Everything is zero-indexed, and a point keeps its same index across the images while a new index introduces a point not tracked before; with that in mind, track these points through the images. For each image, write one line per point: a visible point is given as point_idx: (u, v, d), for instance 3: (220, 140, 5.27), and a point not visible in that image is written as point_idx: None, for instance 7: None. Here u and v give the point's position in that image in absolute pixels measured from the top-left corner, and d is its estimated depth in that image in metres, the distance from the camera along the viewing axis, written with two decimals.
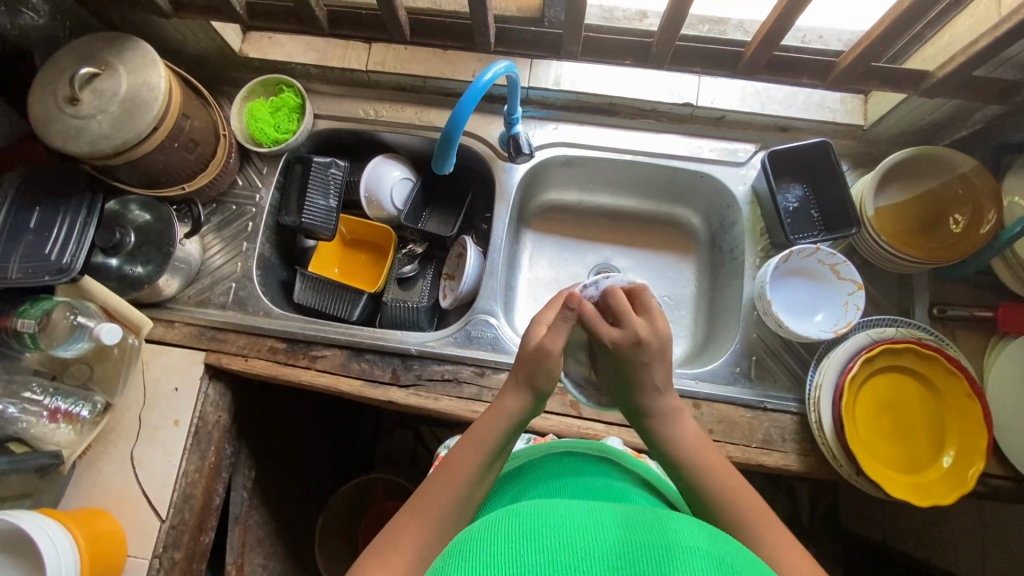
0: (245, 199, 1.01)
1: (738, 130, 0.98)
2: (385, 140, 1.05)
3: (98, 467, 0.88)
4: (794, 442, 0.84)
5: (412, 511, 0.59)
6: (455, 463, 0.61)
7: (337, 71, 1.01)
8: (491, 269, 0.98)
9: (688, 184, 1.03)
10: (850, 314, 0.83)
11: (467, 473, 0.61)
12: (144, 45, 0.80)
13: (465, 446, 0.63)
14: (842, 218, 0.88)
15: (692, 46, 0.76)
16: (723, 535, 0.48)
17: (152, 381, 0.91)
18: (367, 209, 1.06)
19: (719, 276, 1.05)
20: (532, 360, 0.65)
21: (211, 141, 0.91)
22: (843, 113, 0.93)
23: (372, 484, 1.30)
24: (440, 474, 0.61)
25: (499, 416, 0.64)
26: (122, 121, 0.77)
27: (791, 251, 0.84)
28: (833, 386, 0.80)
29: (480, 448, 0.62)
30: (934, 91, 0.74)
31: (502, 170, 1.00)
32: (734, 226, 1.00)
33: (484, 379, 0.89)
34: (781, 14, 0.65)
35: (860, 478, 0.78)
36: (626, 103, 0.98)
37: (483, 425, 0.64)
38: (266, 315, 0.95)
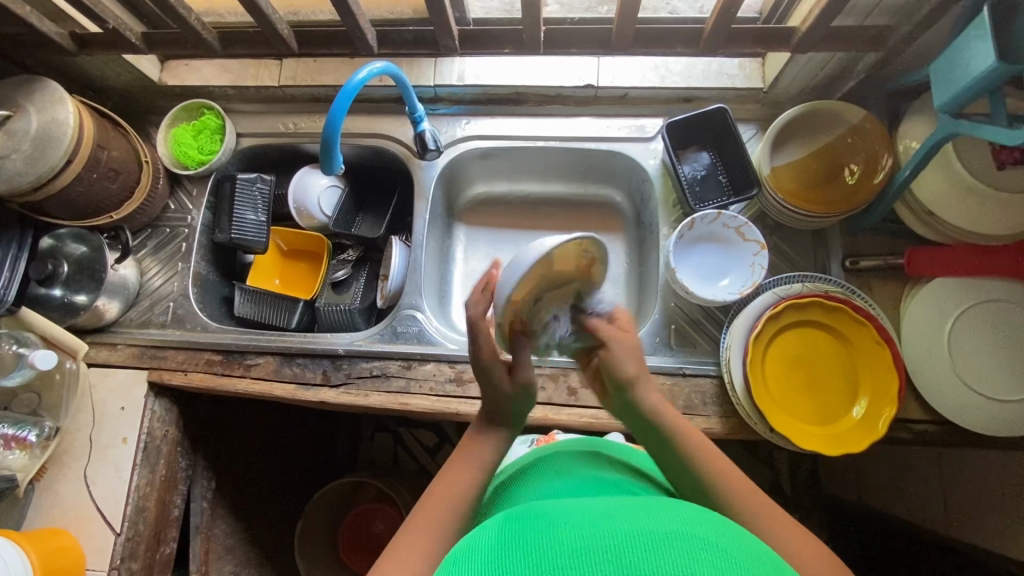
0: (179, 221, 1.05)
1: (644, 106, 0.99)
2: (310, 151, 1.08)
3: (54, 489, 0.92)
4: (716, 406, 0.85)
5: (414, 532, 0.57)
6: (450, 481, 0.61)
7: (252, 90, 1.04)
8: (415, 267, 1.00)
9: (605, 164, 1.05)
10: (756, 275, 0.83)
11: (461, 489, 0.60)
12: (53, 84, 0.84)
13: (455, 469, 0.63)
14: (746, 180, 0.89)
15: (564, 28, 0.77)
16: (708, 516, 0.47)
17: (98, 403, 0.95)
18: (299, 220, 1.10)
19: (645, 250, 1.06)
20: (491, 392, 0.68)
21: (133, 168, 0.95)
22: (742, 78, 0.94)
23: (359, 486, 1.32)
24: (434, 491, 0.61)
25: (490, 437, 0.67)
26: (35, 157, 0.81)
27: (694, 217, 0.86)
28: (742, 346, 0.81)
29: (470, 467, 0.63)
30: (803, 46, 0.74)
31: (420, 168, 1.02)
32: (650, 201, 1.01)
33: (411, 371, 0.91)
34: None
35: (774, 435, 0.78)
36: (531, 90, 1.00)
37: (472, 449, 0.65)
38: (203, 330, 0.99)
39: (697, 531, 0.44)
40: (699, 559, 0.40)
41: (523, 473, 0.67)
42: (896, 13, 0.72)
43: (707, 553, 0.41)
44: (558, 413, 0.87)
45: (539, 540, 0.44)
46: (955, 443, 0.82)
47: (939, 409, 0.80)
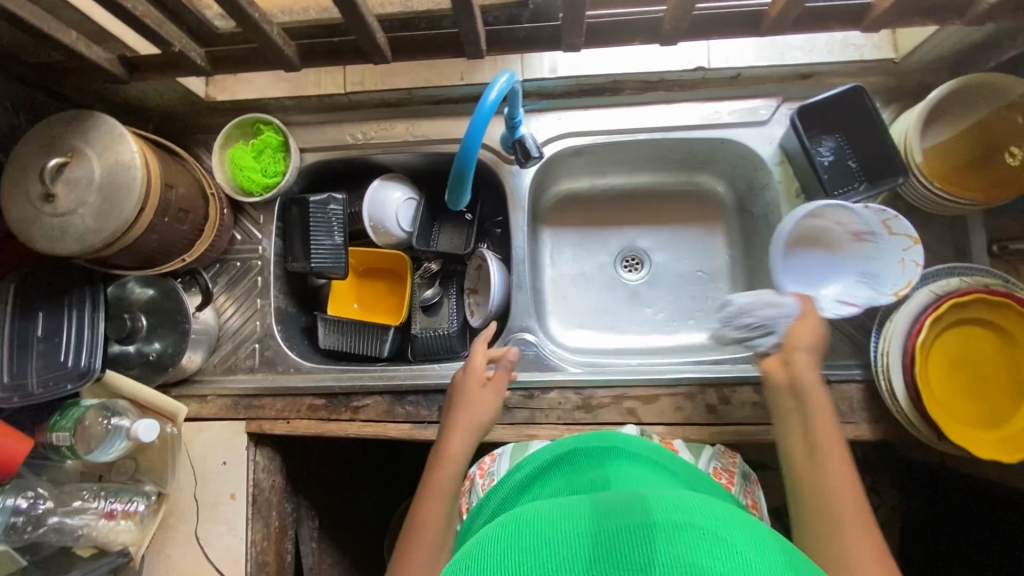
0: (249, 253, 0.95)
1: (758, 86, 0.90)
2: (381, 162, 0.98)
3: (166, 553, 0.87)
4: (864, 411, 0.82)
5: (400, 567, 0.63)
6: (427, 510, 0.67)
7: (314, 99, 0.92)
8: (518, 284, 0.93)
9: (708, 152, 0.96)
10: (879, 283, 0.81)
11: (438, 522, 0.66)
12: (110, 120, 0.73)
13: (429, 498, 0.68)
14: (884, 166, 0.82)
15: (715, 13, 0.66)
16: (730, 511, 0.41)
17: (198, 459, 0.89)
18: (375, 238, 1.00)
19: (755, 242, 0.99)
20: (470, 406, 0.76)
21: (201, 205, 0.85)
22: (870, 49, 0.85)
23: None
24: (413, 530, 0.66)
25: (449, 463, 0.71)
26: (105, 211, 0.70)
27: (823, 207, 0.81)
28: (902, 352, 0.76)
29: (443, 493, 0.68)
30: (985, 18, 0.65)
31: (510, 175, 0.93)
32: (764, 190, 0.94)
33: (534, 401, 0.85)
34: None
35: (942, 442, 0.75)
36: (630, 78, 0.90)
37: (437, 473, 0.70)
38: (298, 371, 0.92)
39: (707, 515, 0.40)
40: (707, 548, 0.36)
41: (544, 471, 0.61)
42: None
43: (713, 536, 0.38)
44: (697, 433, 0.82)
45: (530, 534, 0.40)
46: None
47: None
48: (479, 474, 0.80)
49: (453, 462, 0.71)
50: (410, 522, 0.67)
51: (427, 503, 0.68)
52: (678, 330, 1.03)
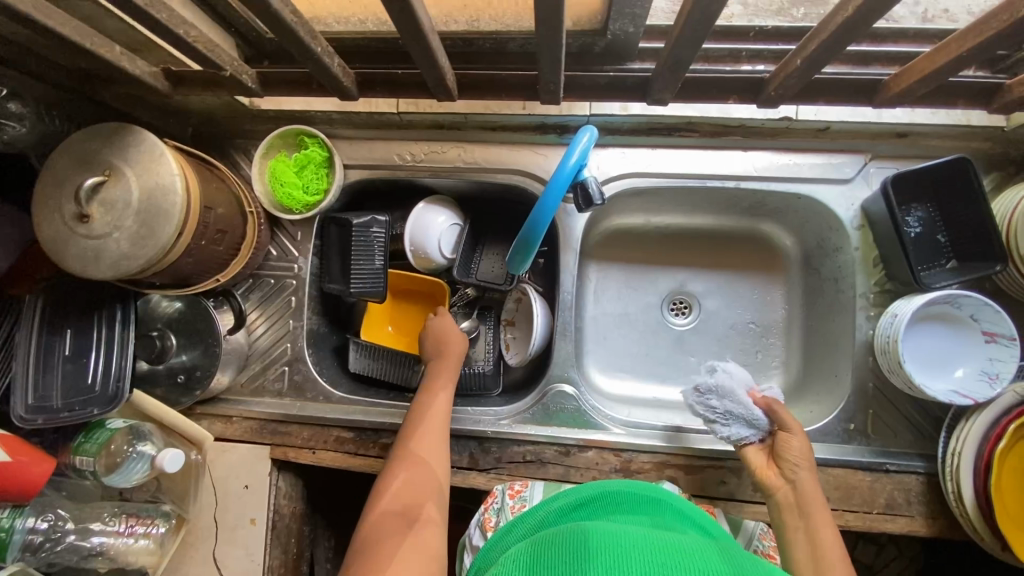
0: (284, 270, 0.91)
1: (846, 141, 0.82)
2: (427, 185, 0.92)
3: (183, 573, 0.86)
4: (921, 505, 0.77)
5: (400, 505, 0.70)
6: (427, 452, 0.75)
7: (363, 115, 0.86)
8: (561, 330, 0.87)
9: (779, 204, 0.89)
10: (975, 390, 0.71)
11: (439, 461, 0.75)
12: (150, 137, 0.68)
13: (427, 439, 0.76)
14: (979, 248, 0.75)
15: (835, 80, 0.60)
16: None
17: (220, 481, 0.87)
18: (413, 261, 0.95)
19: (816, 303, 0.92)
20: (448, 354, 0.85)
21: (238, 224, 0.81)
22: (979, 113, 0.77)
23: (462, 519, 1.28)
24: (412, 469, 0.74)
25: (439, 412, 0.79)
26: (142, 237, 0.66)
27: (946, 292, 0.72)
28: (975, 455, 0.70)
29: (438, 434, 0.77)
30: None
31: (564, 214, 0.87)
32: (837, 253, 0.87)
33: (570, 458, 0.81)
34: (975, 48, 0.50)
35: (1007, 554, 0.70)
36: (707, 121, 0.82)
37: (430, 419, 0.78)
38: (327, 400, 0.88)
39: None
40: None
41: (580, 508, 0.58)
42: None
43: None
44: (740, 511, 0.78)
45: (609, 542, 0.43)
46: None
47: None
48: (510, 494, 0.77)
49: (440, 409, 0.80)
50: (403, 461, 0.75)
51: (424, 439, 0.77)
52: None
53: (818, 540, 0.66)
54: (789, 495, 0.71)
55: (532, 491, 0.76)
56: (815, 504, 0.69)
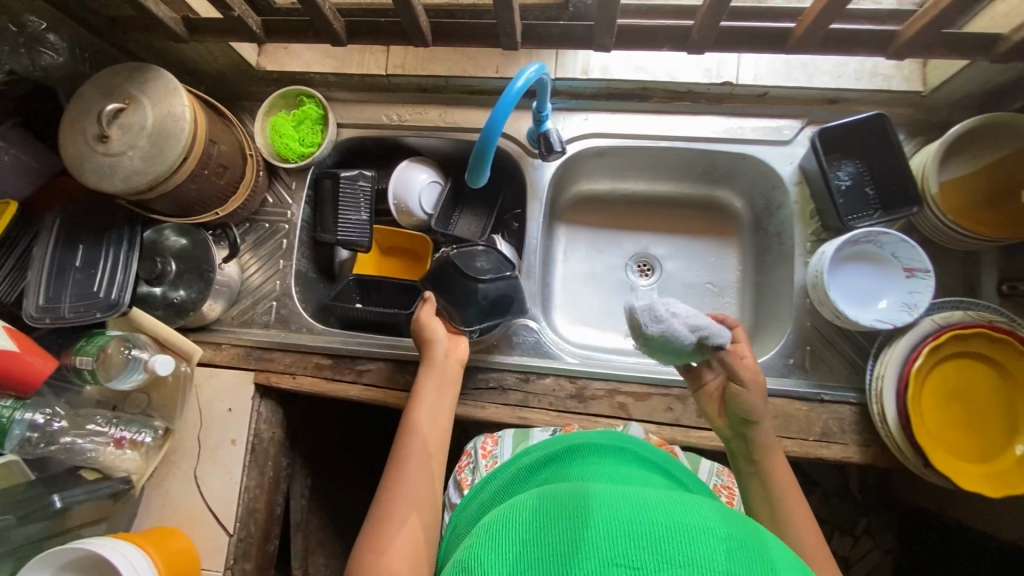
0: (278, 216, 1.00)
1: (784, 107, 0.91)
2: (411, 144, 1.02)
3: (164, 488, 0.91)
4: (854, 433, 0.82)
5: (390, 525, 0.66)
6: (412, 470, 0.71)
7: (356, 77, 0.97)
8: (527, 271, 0.96)
9: (728, 167, 0.98)
10: (896, 317, 0.78)
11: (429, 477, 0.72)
12: (166, 74, 0.78)
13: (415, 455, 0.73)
14: (900, 194, 0.83)
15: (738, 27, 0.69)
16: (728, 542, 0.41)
17: (205, 403, 0.93)
18: (397, 216, 1.03)
19: (765, 260, 1.00)
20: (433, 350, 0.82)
21: (239, 163, 0.90)
22: (900, 80, 0.86)
23: None
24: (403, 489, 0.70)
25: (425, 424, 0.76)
26: (152, 155, 0.76)
27: (867, 230, 0.79)
28: (897, 377, 0.77)
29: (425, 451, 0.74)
30: (1009, 56, 0.67)
31: (531, 167, 0.97)
32: (780, 209, 0.95)
33: (529, 385, 0.88)
34: None
35: (929, 471, 0.75)
36: (660, 87, 0.92)
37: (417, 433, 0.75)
38: (309, 332, 0.96)
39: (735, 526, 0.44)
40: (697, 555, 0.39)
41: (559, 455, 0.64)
42: None
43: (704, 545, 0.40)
44: (684, 435, 0.84)
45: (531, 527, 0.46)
46: None
47: None
48: (483, 454, 0.81)
49: (432, 400, 0.79)
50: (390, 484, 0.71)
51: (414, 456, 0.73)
52: None
53: (774, 489, 0.69)
54: (741, 447, 0.74)
55: (502, 448, 0.81)
56: (773, 459, 0.71)
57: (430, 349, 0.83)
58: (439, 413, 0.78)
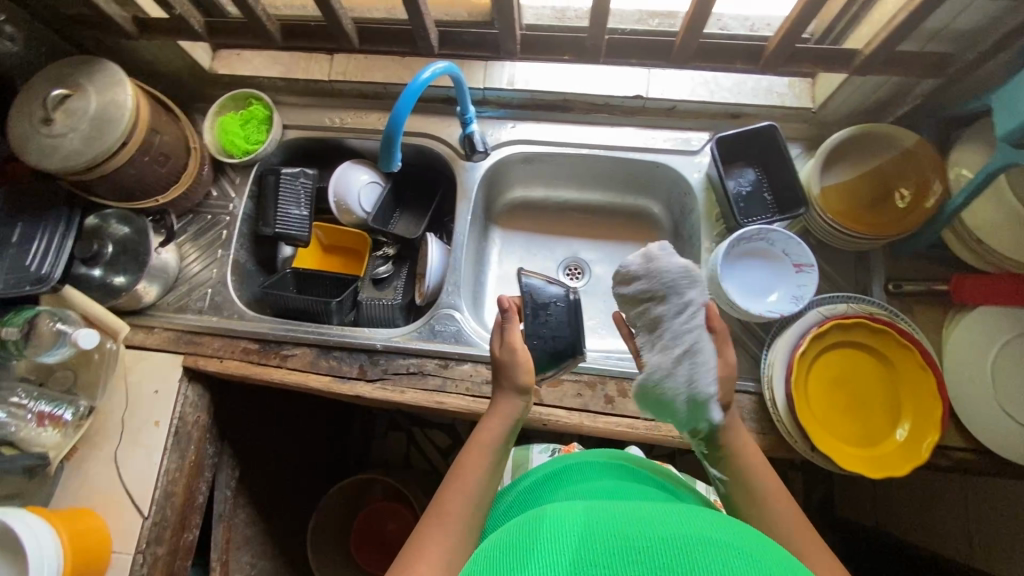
0: (220, 209, 1.05)
1: (691, 120, 1.00)
2: (353, 147, 1.09)
3: (84, 468, 0.92)
4: (753, 421, 0.85)
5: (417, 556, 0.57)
6: (453, 500, 0.62)
7: (302, 82, 1.05)
8: (454, 266, 1.01)
9: (646, 175, 1.05)
10: (785, 308, 0.84)
11: (469, 509, 0.62)
12: (113, 66, 0.85)
13: (456, 484, 0.64)
14: (792, 198, 0.90)
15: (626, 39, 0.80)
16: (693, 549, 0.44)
17: (133, 385, 0.95)
18: (338, 214, 1.08)
19: None
20: (505, 366, 0.72)
21: (182, 154, 0.96)
22: (792, 97, 0.95)
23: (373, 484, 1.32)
24: (437, 514, 0.61)
25: (479, 453, 0.66)
26: (92, 137, 0.81)
27: (758, 227, 0.86)
28: (785, 363, 0.81)
29: (470, 486, 0.63)
30: (864, 68, 0.75)
31: (463, 169, 1.03)
32: (692, 213, 1.01)
33: (447, 370, 0.92)
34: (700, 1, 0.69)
35: (814, 454, 0.79)
36: (580, 99, 1.01)
37: (471, 462, 0.65)
38: (240, 318, 0.99)
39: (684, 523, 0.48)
40: (638, 565, 0.43)
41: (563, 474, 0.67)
42: (959, 41, 0.74)
43: (649, 554, 0.44)
44: (593, 421, 0.87)
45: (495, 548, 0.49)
46: (991, 473, 0.81)
47: (978, 436, 0.79)
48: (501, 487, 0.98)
49: (488, 449, 0.67)
50: (429, 513, 0.62)
51: (459, 487, 0.63)
52: (605, 337, 1.07)
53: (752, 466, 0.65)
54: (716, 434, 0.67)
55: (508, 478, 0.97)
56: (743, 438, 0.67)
57: (508, 386, 0.72)
58: (499, 454, 0.68)
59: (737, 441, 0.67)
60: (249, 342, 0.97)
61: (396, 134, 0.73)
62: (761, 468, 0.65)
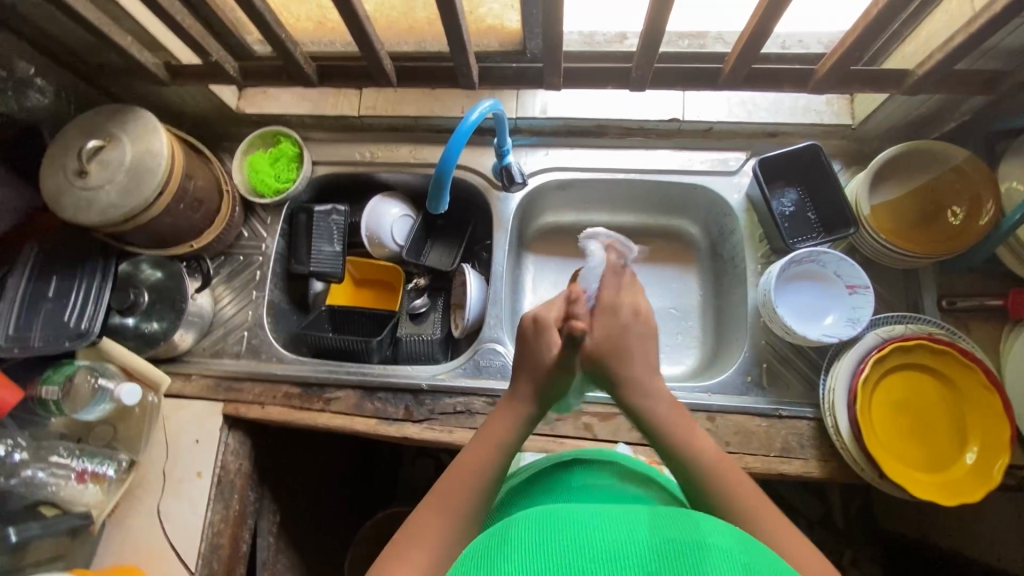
0: (252, 249, 1.03)
1: (728, 140, 0.99)
2: (383, 180, 1.07)
3: (126, 524, 0.90)
4: (813, 448, 0.83)
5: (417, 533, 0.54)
6: (458, 482, 0.58)
7: (331, 118, 1.04)
8: (494, 298, 0.99)
9: (682, 196, 1.04)
10: (843, 332, 0.82)
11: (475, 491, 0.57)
12: (146, 114, 0.83)
13: (463, 466, 0.60)
14: (839, 218, 0.89)
15: (671, 66, 0.79)
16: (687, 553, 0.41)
17: (172, 435, 0.93)
18: (370, 248, 1.07)
19: (723, 283, 1.04)
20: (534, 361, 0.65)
21: (215, 198, 0.94)
22: (831, 115, 0.94)
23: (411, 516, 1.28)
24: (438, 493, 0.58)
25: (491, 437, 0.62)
26: (129, 189, 0.80)
27: (809, 250, 0.84)
28: (847, 389, 0.80)
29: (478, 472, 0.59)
30: (916, 88, 0.74)
31: (497, 199, 1.02)
32: (732, 234, 1.00)
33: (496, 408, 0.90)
34: (753, 32, 0.68)
35: (883, 481, 0.77)
36: (614, 124, 1.00)
37: (482, 446, 0.61)
38: (279, 361, 0.97)
39: (677, 527, 0.45)
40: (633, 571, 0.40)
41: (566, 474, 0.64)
42: (1011, 58, 0.73)
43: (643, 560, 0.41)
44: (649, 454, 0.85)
45: (477, 546, 0.47)
46: None
47: None
48: None
49: (499, 449, 0.61)
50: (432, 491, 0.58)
51: (464, 467, 0.60)
52: None
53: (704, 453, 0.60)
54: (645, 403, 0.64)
55: None
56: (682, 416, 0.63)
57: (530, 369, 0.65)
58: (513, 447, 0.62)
59: (659, 410, 0.63)
60: (290, 386, 0.94)
61: (446, 176, 0.72)
62: (700, 442, 0.61)
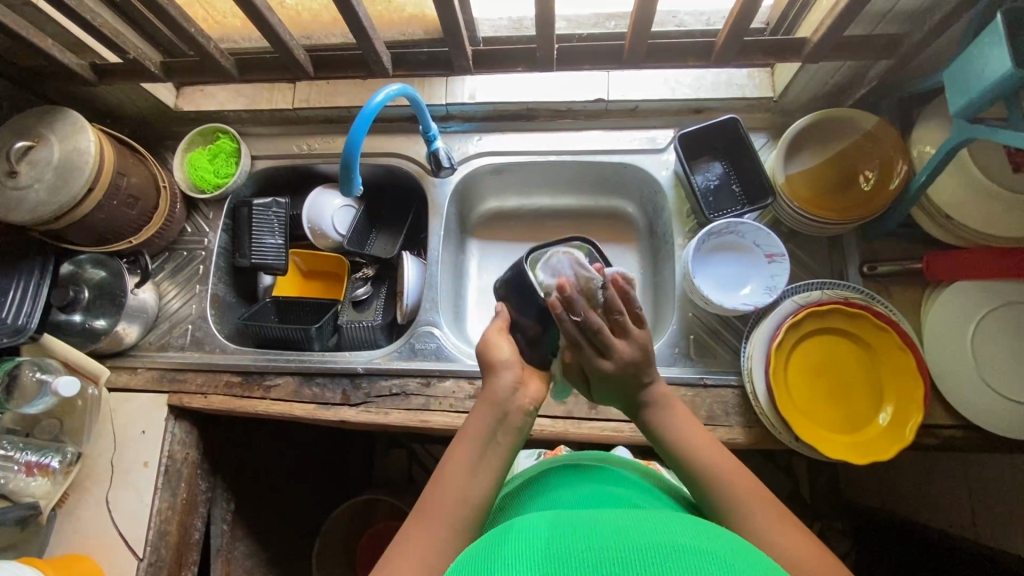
0: (195, 244, 1.05)
1: (655, 118, 1.00)
2: (324, 172, 1.09)
3: (74, 516, 0.92)
4: (739, 415, 0.84)
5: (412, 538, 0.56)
6: (450, 478, 0.60)
7: (266, 112, 1.06)
8: (430, 283, 1.01)
9: (615, 176, 1.05)
10: (758, 300, 0.83)
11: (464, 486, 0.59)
12: (74, 114, 0.85)
13: (452, 461, 0.61)
14: (759, 189, 0.90)
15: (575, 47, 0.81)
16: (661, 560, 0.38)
17: (118, 426, 0.95)
18: (313, 239, 1.09)
19: (659, 260, 1.05)
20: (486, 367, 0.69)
21: (152, 195, 0.97)
22: (752, 88, 0.95)
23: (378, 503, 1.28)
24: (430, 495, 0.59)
25: (475, 430, 0.64)
26: (57, 187, 0.82)
27: (725, 221, 0.85)
28: (764, 355, 0.81)
29: (469, 467, 0.61)
30: (815, 55, 0.75)
31: (433, 185, 1.03)
32: (663, 211, 1.01)
33: (430, 389, 0.92)
34: (639, 8, 0.70)
35: (799, 443, 0.78)
36: (541, 106, 1.01)
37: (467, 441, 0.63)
38: (222, 352, 1.00)
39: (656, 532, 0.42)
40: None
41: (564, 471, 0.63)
42: (907, 21, 0.74)
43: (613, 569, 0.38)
44: (579, 427, 0.87)
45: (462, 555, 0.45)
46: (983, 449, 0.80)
47: (963, 412, 0.79)
48: None
49: (484, 440, 0.63)
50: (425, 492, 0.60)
51: (451, 464, 0.61)
52: None
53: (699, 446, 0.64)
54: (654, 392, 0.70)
55: None
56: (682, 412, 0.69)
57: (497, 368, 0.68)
58: (500, 442, 0.63)
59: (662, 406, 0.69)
60: (230, 377, 0.97)
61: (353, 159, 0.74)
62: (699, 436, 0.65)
